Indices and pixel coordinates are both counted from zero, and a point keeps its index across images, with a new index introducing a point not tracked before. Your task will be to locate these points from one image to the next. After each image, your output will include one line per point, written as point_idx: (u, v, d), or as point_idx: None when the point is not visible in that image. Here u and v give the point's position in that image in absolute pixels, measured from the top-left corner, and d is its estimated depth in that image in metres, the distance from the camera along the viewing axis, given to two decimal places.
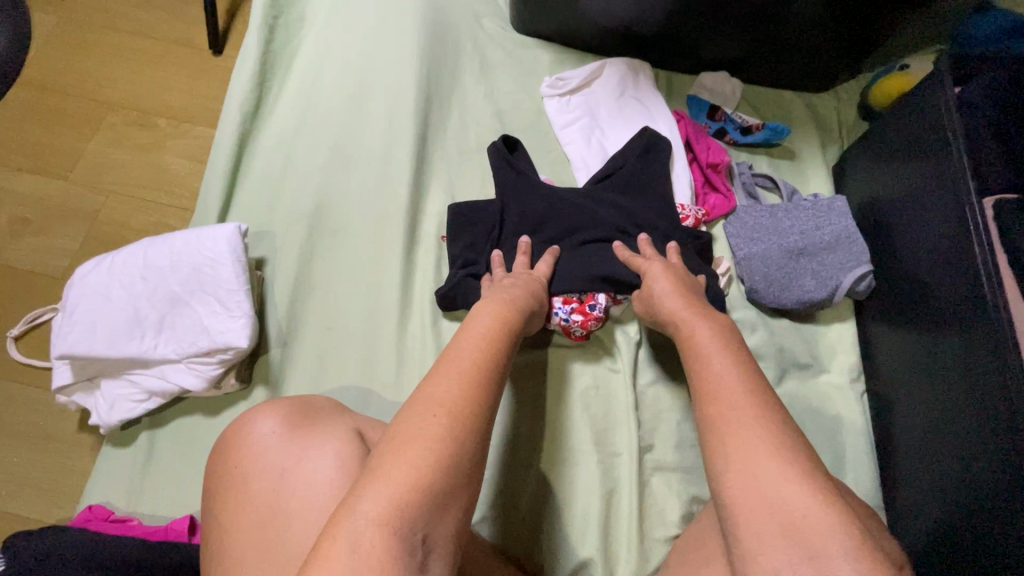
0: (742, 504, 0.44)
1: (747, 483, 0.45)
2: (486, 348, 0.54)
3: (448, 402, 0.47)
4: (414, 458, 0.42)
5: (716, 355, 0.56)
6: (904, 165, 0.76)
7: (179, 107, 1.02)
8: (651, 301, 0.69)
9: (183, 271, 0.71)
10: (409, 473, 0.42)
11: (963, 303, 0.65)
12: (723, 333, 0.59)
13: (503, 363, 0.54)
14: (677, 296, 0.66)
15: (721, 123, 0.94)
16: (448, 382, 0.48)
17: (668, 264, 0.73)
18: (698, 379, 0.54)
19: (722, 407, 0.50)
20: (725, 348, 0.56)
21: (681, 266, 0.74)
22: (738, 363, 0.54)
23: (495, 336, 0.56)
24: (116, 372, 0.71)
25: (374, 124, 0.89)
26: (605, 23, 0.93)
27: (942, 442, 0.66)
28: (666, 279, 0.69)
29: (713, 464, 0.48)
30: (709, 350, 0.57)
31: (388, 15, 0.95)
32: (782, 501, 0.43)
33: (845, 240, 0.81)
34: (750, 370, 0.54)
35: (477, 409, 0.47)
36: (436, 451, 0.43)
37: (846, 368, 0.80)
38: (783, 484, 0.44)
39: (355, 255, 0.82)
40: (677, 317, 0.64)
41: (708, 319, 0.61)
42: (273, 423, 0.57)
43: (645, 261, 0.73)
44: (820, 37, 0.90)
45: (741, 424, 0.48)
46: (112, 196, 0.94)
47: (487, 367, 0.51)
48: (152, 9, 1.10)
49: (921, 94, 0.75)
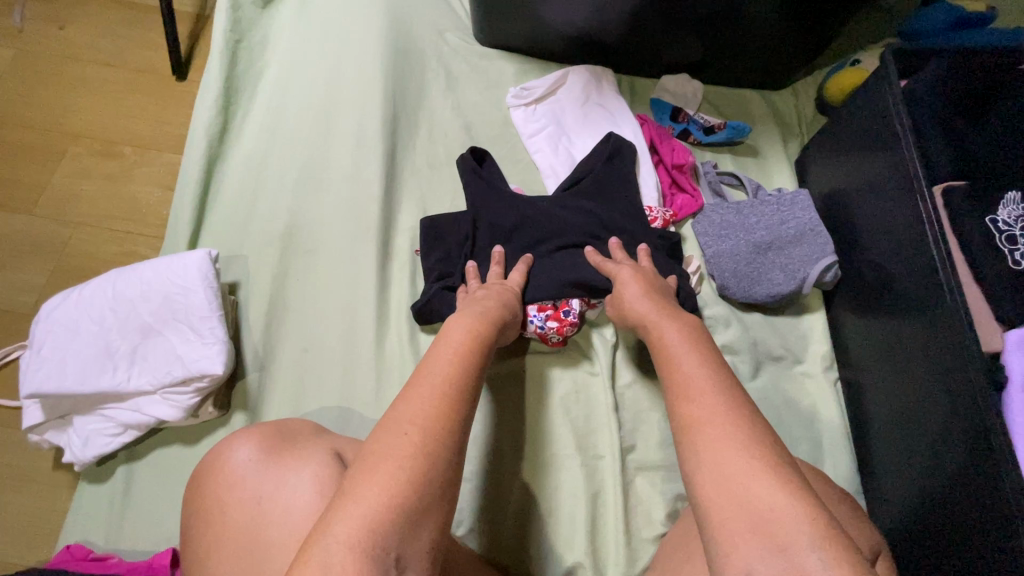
0: (713, 500, 0.45)
1: (717, 480, 0.46)
2: (460, 363, 0.54)
3: (419, 416, 0.47)
4: (387, 476, 0.43)
5: (684, 356, 0.57)
6: (861, 159, 0.79)
7: (144, 135, 1.01)
8: (622, 304, 0.70)
9: (154, 301, 0.71)
10: (382, 492, 0.42)
11: (922, 288, 0.67)
12: (691, 334, 0.61)
13: (476, 376, 0.54)
14: (647, 299, 0.67)
15: (684, 124, 0.96)
16: (421, 399, 0.49)
17: (638, 268, 0.74)
18: (668, 380, 0.56)
19: (691, 406, 0.51)
20: (694, 348, 0.58)
21: (650, 269, 0.75)
22: (705, 362, 0.55)
23: (468, 349, 0.57)
24: (89, 407, 0.70)
25: (341, 141, 0.89)
26: (565, 32, 0.95)
27: (912, 426, 0.68)
28: (636, 282, 0.70)
29: (685, 464, 0.49)
30: (678, 351, 0.58)
31: (351, 32, 0.96)
32: (751, 496, 0.44)
33: (810, 232, 0.83)
34: (718, 368, 0.55)
35: (451, 423, 0.48)
36: (410, 468, 0.44)
37: (819, 357, 0.82)
38: (750, 478, 0.45)
39: (330, 274, 0.82)
40: (647, 320, 0.65)
41: (676, 320, 0.63)
42: (249, 450, 0.57)
43: (615, 265, 0.74)
44: (774, 38, 0.92)
45: (710, 422, 0.49)
46: (79, 228, 0.93)
47: (460, 380, 0.52)
48: (113, 37, 1.09)
49: (870, 89, 0.77)
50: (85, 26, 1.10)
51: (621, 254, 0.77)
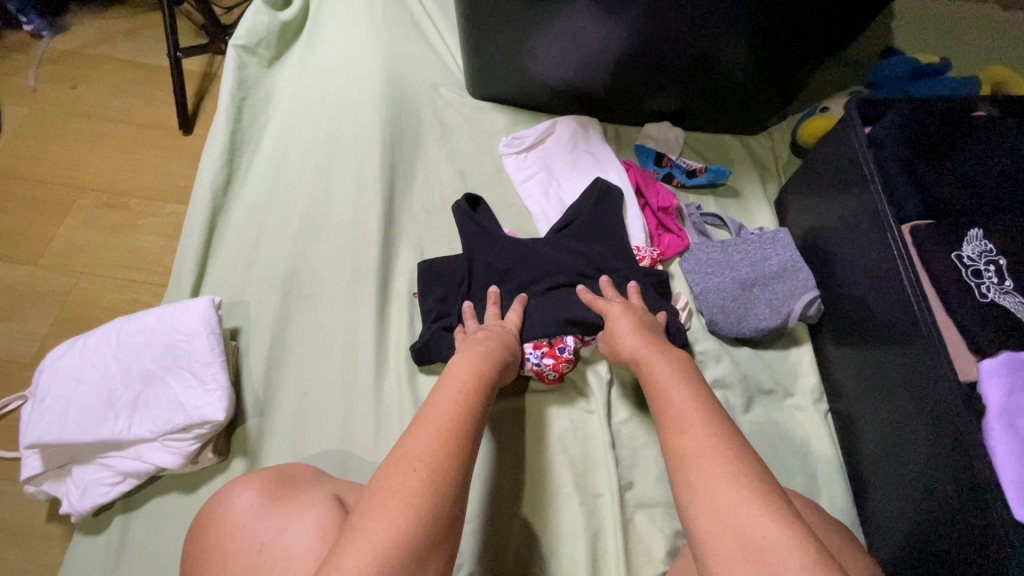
0: (708, 530, 0.46)
1: (710, 511, 0.47)
2: (462, 401, 0.56)
3: (424, 453, 0.49)
4: (394, 513, 0.44)
5: (676, 390, 0.59)
6: (836, 199, 0.83)
7: (150, 186, 1.05)
8: (614, 341, 0.73)
9: (158, 348, 0.72)
10: (387, 528, 0.43)
11: (900, 321, 0.70)
12: (682, 368, 0.63)
13: (480, 415, 0.56)
14: (638, 335, 0.70)
15: (667, 168, 1.01)
16: (426, 437, 0.50)
17: (628, 305, 0.77)
18: (661, 413, 0.58)
19: (684, 438, 0.53)
20: (684, 382, 0.60)
21: (639, 304, 0.78)
22: (696, 395, 0.58)
23: (470, 387, 0.59)
24: (89, 457, 0.70)
25: (341, 190, 0.93)
26: (553, 85, 1.01)
27: (902, 454, 0.69)
28: (627, 319, 0.73)
29: (680, 496, 0.50)
30: (669, 385, 0.60)
31: (350, 88, 1.01)
32: (744, 525, 0.45)
33: (792, 268, 0.86)
34: (708, 401, 0.57)
35: (455, 462, 0.49)
36: (417, 506, 0.45)
37: (809, 390, 0.85)
38: (742, 507, 0.46)
39: (329, 318, 0.84)
40: (637, 355, 0.67)
41: (666, 356, 0.65)
42: (251, 496, 0.57)
43: (606, 303, 0.77)
44: (747, 87, 0.99)
45: (702, 453, 0.51)
46: (83, 277, 0.95)
47: (462, 418, 0.54)
48: (122, 95, 1.15)
49: (836, 135, 0.83)
50: (96, 84, 1.15)
51: (612, 291, 0.80)
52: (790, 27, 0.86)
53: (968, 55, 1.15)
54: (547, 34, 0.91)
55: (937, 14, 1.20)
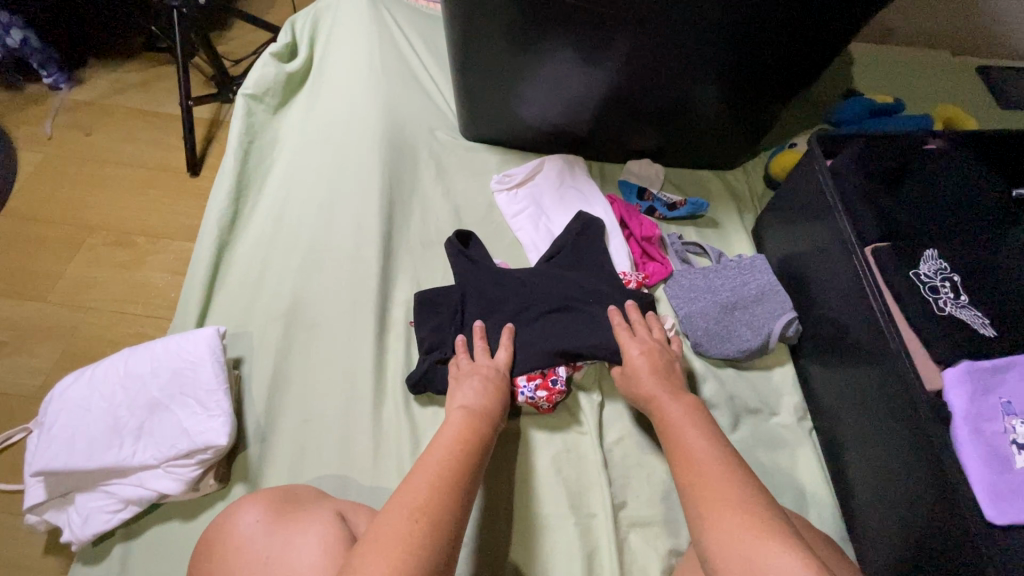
0: (721, 558, 0.53)
1: (721, 541, 0.54)
2: (460, 456, 0.61)
3: (422, 501, 0.54)
4: (393, 558, 0.48)
5: (689, 434, 0.66)
6: (807, 227, 0.89)
7: (157, 225, 1.10)
8: (632, 381, 0.77)
9: (164, 376, 0.75)
10: (384, 571, 0.47)
11: (871, 337, 0.74)
12: (693, 412, 0.70)
13: (473, 472, 0.60)
14: (655, 376, 0.75)
15: (649, 202, 1.08)
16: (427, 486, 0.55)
17: (647, 344, 0.80)
18: (676, 452, 0.65)
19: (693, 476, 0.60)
20: (696, 425, 0.67)
21: (656, 338, 0.82)
22: (707, 438, 0.65)
23: (465, 436, 0.64)
24: (91, 485, 0.71)
25: (341, 226, 0.98)
26: (540, 126, 1.09)
27: (884, 465, 0.72)
28: (646, 360, 0.77)
29: (694, 528, 0.57)
30: (682, 427, 0.67)
31: (351, 132, 1.08)
32: (750, 554, 0.52)
33: (770, 292, 0.91)
34: (715, 443, 0.64)
35: (449, 515, 0.53)
36: (414, 552, 0.49)
37: (792, 408, 0.88)
38: (749, 539, 0.53)
39: (329, 346, 0.87)
40: (649, 395, 0.74)
41: (678, 401, 0.72)
42: (256, 514, 0.60)
43: (625, 336, 0.81)
44: (721, 127, 1.07)
45: (713, 491, 0.58)
46: (90, 312, 0.98)
47: (456, 468, 0.59)
48: (134, 141, 1.21)
49: (802, 168, 0.90)
50: (109, 132, 1.22)
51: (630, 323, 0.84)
52: (755, 73, 0.95)
53: (923, 96, 1.25)
54: (534, 82, 0.99)
55: (893, 60, 1.30)
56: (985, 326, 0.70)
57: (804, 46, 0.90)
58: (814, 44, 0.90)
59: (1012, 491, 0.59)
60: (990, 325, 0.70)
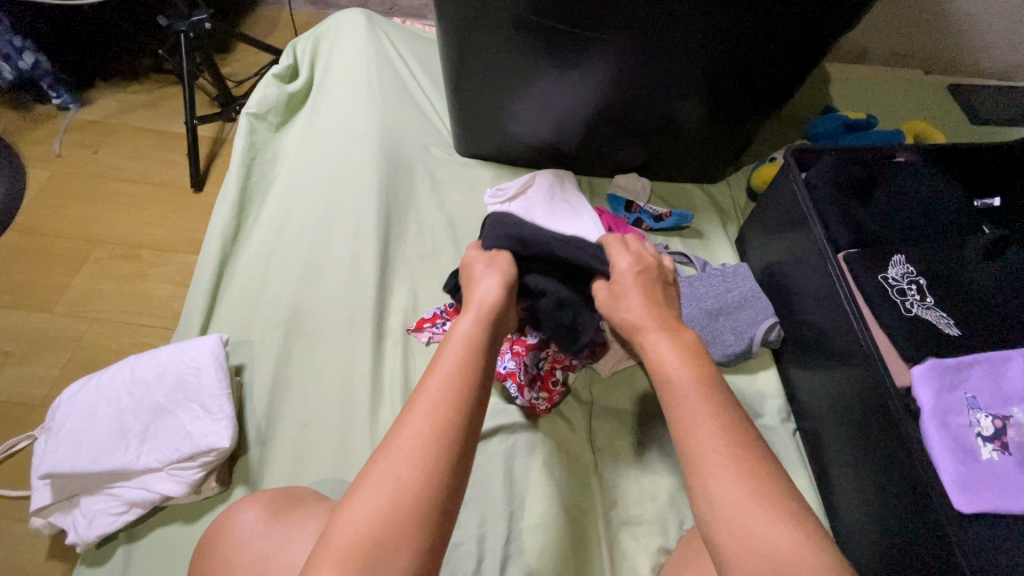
0: (734, 551, 0.48)
1: (736, 535, 0.48)
2: (465, 365, 0.58)
3: (422, 423, 0.53)
4: (384, 488, 0.49)
5: (685, 384, 0.57)
6: (786, 237, 0.93)
7: (161, 239, 1.13)
8: (618, 302, 0.70)
9: (169, 382, 0.77)
10: (376, 502, 0.48)
11: (846, 339, 0.78)
12: (687, 346, 0.61)
13: (482, 377, 0.59)
14: (642, 301, 0.67)
15: (636, 214, 1.12)
16: (421, 430, 0.52)
17: (638, 259, 0.73)
18: (676, 415, 0.56)
19: (695, 436, 0.53)
20: (698, 380, 0.57)
21: (651, 257, 0.74)
22: (712, 399, 0.56)
23: (467, 359, 0.59)
24: (97, 487, 0.73)
25: (340, 237, 1.02)
26: (531, 142, 1.14)
27: (862, 462, 0.75)
28: (637, 273, 0.71)
29: (701, 509, 0.51)
30: (680, 384, 0.57)
31: (349, 147, 1.12)
32: (767, 544, 0.47)
33: (752, 298, 0.95)
34: (716, 395, 0.56)
35: (453, 425, 0.53)
36: (403, 481, 0.50)
37: (776, 411, 0.91)
38: (768, 528, 0.47)
39: (328, 353, 0.90)
40: (636, 326, 0.66)
41: (675, 339, 0.62)
42: (254, 514, 0.63)
43: (619, 249, 0.74)
44: (704, 142, 1.12)
45: (722, 469, 0.51)
46: (95, 323, 1.01)
47: (454, 408, 0.54)
48: (139, 158, 1.25)
49: (779, 179, 0.94)
50: (116, 149, 1.26)
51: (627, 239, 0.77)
52: (734, 91, 1.00)
53: (897, 112, 1.31)
54: (524, 101, 1.04)
55: (868, 80, 1.37)
56: (949, 325, 0.74)
57: (779, 66, 0.95)
58: (788, 65, 0.95)
59: (978, 481, 0.63)
60: (955, 324, 0.74)
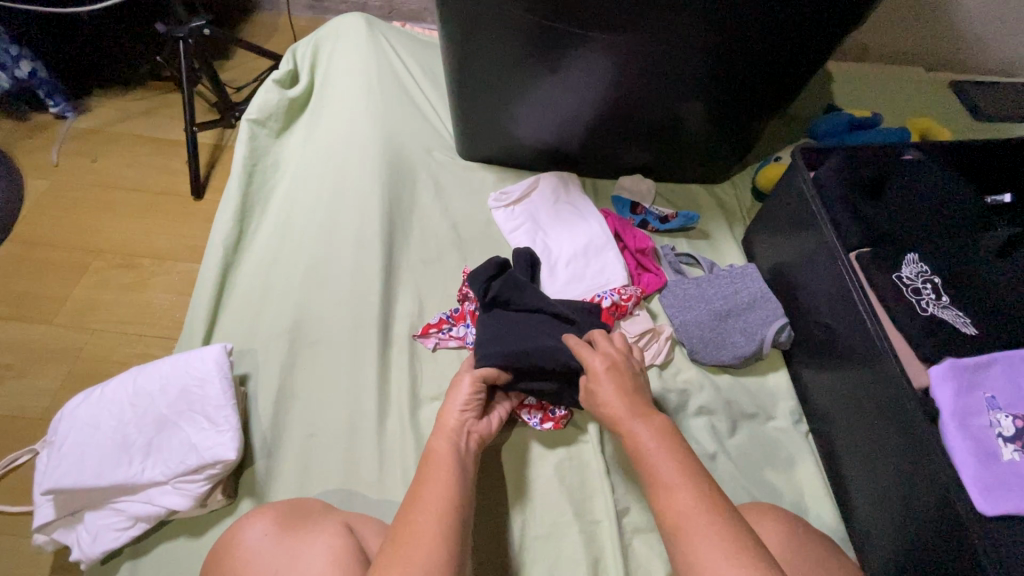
0: None
1: None
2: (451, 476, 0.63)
3: (426, 525, 0.56)
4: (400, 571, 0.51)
5: (661, 458, 0.60)
6: (794, 237, 0.92)
7: (162, 247, 1.12)
8: (600, 403, 0.70)
9: (173, 394, 0.76)
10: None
11: (860, 339, 0.77)
12: (661, 427, 0.64)
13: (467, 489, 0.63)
14: (616, 396, 0.68)
15: (642, 215, 1.11)
16: (425, 529, 0.56)
17: (610, 360, 0.72)
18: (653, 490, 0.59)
19: (673, 506, 0.56)
20: (669, 451, 0.61)
21: (621, 355, 0.74)
22: (683, 467, 0.59)
23: (452, 469, 0.64)
24: (100, 503, 0.72)
25: (344, 244, 1.01)
26: (535, 145, 1.13)
27: (881, 464, 0.73)
28: (611, 375, 0.70)
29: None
30: (652, 456, 0.61)
31: (352, 153, 1.11)
32: None
33: (762, 299, 0.94)
34: (689, 465, 0.59)
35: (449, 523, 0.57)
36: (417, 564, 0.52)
37: (789, 413, 0.90)
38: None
39: (334, 361, 0.89)
40: (615, 418, 0.67)
41: (647, 420, 0.65)
42: (264, 527, 0.61)
43: (589, 352, 0.73)
44: (710, 143, 1.11)
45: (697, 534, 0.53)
46: (96, 333, 1.00)
47: (453, 506, 0.59)
48: (139, 166, 1.24)
49: (787, 180, 0.93)
50: (115, 158, 1.25)
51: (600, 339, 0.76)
52: (740, 90, 0.99)
53: (900, 109, 1.30)
54: (528, 103, 1.03)
55: (870, 77, 1.36)
56: (966, 324, 0.73)
57: (785, 65, 0.95)
58: (793, 65, 0.95)
59: (999, 482, 0.61)
60: (970, 323, 0.73)
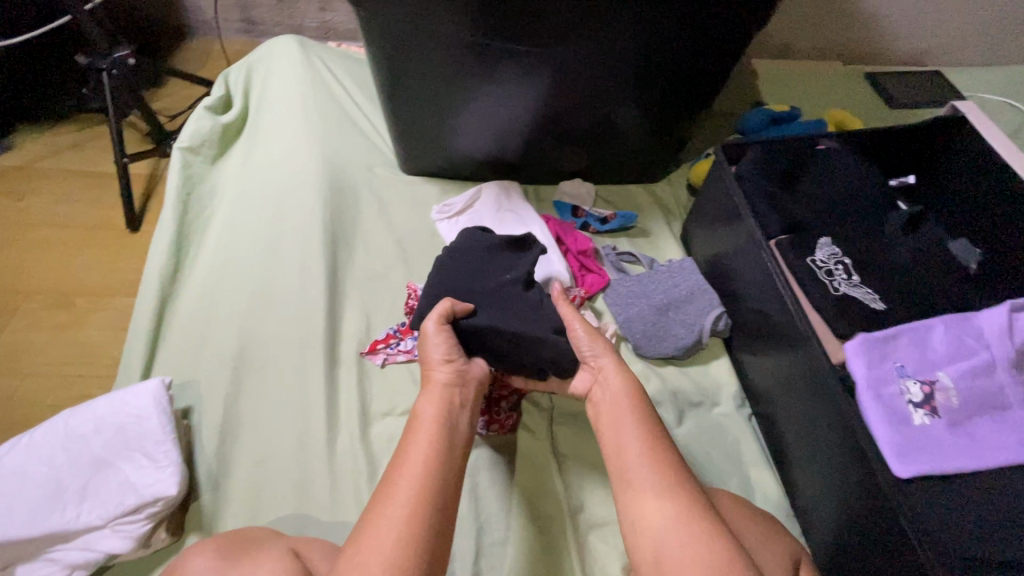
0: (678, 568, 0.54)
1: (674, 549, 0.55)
2: (432, 452, 0.60)
3: (397, 514, 0.54)
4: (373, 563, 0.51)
5: (628, 435, 0.65)
6: (724, 229, 0.96)
7: (97, 284, 1.08)
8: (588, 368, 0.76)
9: (108, 433, 0.73)
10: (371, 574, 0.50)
11: (786, 322, 0.81)
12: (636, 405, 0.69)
13: (451, 467, 0.60)
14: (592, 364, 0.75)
15: (583, 218, 1.14)
16: (398, 517, 0.54)
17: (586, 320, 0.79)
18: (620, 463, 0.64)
19: (638, 482, 0.61)
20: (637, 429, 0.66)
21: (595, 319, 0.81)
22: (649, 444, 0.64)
23: (434, 445, 0.61)
24: (33, 554, 0.69)
25: (286, 266, 1.00)
26: (475, 156, 1.15)
27: (813, 438, 0.77)
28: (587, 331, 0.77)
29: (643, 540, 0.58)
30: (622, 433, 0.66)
31: (292, 173, 1.11)
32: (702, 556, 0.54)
33: (699, 291, 0.97)
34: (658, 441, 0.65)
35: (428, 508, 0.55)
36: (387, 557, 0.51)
37: (732, 398, 0.93)
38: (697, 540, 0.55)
39: (280, 385, 0.88)
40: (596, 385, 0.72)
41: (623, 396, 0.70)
42: (205, 559, 0.60)
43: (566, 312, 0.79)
44: (642, 144, 1.15)
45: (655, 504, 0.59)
46: (29, 378, 0.96)
47: (433, 487, 0.57)
48: (69, 202, 1.20)
49: (713, 174, 0.98)
50: (43, 195, 1.21)
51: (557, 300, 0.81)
52: (663, 92, 1.04)
53: (819, 102, 1.38)
54: (463, 115, 1.05)
55: (790, 73, 1.44)
56: (875, 300, 0.78)
57: (702, 67, 0.99)
58: (710, 66, 1.00)
59: (917, 447, 0.66)
60: (880, 299, 0.79)
